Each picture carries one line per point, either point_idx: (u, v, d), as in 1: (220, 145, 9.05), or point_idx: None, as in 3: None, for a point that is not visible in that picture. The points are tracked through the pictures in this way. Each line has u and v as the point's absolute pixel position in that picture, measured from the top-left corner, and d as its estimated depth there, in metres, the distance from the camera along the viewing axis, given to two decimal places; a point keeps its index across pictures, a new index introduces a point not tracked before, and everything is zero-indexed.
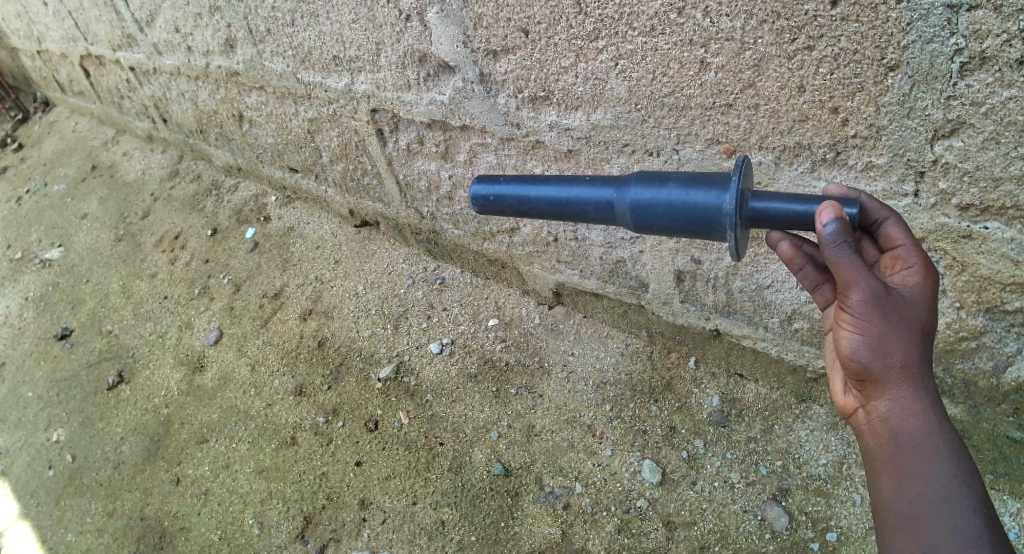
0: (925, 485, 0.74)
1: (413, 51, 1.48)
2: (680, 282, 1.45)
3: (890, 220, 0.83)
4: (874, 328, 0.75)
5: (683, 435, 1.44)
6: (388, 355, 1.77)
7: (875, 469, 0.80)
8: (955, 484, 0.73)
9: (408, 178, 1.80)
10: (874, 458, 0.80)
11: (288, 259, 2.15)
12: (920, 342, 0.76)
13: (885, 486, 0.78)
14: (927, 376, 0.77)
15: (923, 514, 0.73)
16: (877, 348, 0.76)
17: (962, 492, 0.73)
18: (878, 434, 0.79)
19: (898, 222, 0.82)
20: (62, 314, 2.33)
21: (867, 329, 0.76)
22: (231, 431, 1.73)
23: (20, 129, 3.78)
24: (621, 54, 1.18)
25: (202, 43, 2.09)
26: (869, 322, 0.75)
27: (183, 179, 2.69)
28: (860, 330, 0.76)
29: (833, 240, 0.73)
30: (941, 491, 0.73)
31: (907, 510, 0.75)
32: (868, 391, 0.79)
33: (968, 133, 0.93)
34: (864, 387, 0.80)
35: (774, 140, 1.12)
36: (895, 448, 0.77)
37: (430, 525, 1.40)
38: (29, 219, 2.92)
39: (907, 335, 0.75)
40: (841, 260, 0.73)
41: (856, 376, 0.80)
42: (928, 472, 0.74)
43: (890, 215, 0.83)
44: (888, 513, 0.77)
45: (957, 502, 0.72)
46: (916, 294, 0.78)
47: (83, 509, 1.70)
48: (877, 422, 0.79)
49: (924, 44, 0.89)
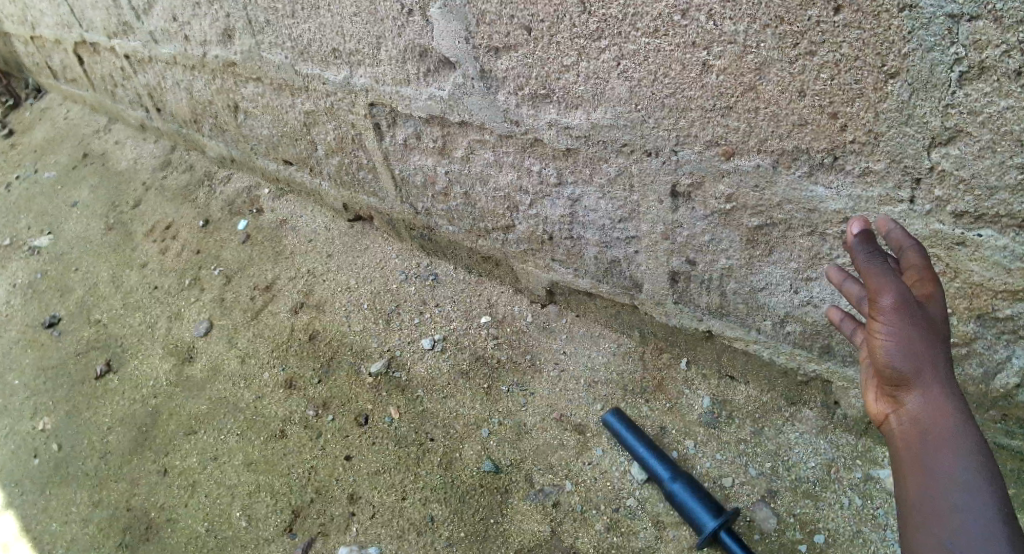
0: (947, 481, 0.73)
1: (413, 46, 1.48)
2: (674, 283, 1.46)
3: (911, 247, 0.85)
4: (903, 333, 0.79)
5: (673, 436, 1.44)
6: (379, 350, 1.76)
7: (901, 469, 0.79)
8: (977, 480, 0.72)
9: (404, 173, 1.79)
10: (901, 459, 0.79)
11: (280, 252, 2.14)
12: (946, 349, 0.80)
13: (909, 484, 0.77)
14: (953, 380, 0.79)
15: (942, 508, 0.72)
16: (907, 352, 0.79)
17: (984, 488, 0.71)
18: (905, 435, 0.79)
19: (917, 248, 0.85)
20: (51, 302, 2.31)
21: (897, 333, 0.80)
22: (220, 423, 1.72)
23: (11, 115, 3.75)
24: (623, 54, 1.18)
25: (199, 33, 2.08)
26: (899, 327, 0.80)
27: (176, 169, 2.66)
28: (890, 334, 0.80)
29: (864, 251, 0.82)
30: (962, 487, 0.72)
31: (928, 506, 0.74)
32: (898, 396, 0.81)
33: (965, 141, 0.94)
34: (894, 393, 0.82)
35: (773, 143, 1.13)
36: (921, 447, 0.77)
37: (419, 520, 1.40)
38: (19, 205, 2.89)
39: (934, 341, 0.79)
40: (871, 268, 0.81)
41: (886, 382, 0.82)
42: (951, 468, 0.74)
43: (914, 244, 0.86)
44: (910, 511, 0.76)
45: (979, 498, 0.71)
46: (941, 306, 0.82)
47: (68, 498, 1.68)
48: (905, 424, 0.80)
49: (924, 52, 0.90)
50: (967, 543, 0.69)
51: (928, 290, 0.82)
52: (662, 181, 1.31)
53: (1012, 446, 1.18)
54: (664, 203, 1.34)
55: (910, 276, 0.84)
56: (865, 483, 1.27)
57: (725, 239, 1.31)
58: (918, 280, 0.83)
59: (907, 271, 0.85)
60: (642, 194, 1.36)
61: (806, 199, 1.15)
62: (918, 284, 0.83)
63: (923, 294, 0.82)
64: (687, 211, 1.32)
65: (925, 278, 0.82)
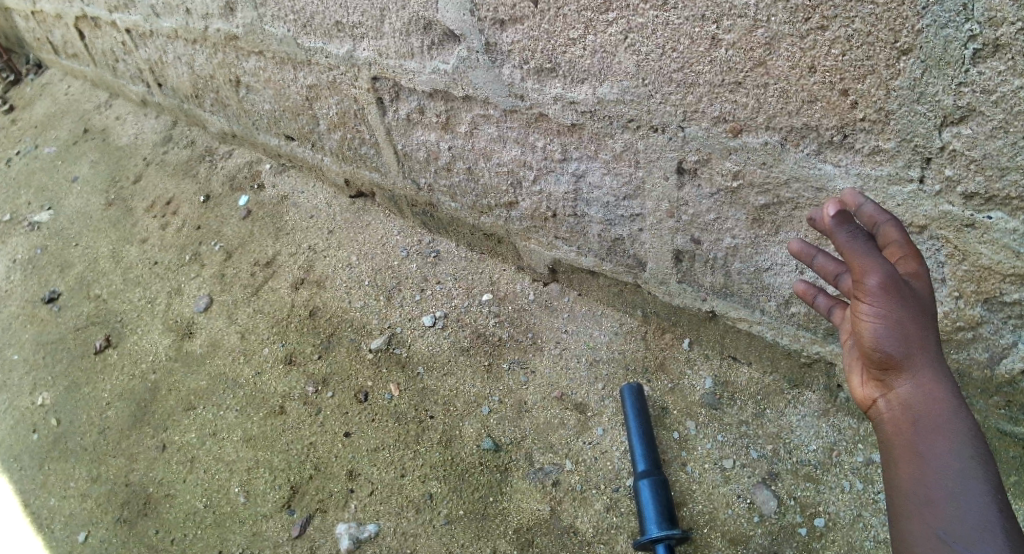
0: (942, 470, 0.73)
1: (417, 19, 1.46)
2: (678, 262, 1.45)
3: (888, 222, 0.83)
4: (892, 315, 0.77)
5: (674, 417, 1.44)
6: (380, 327, 1.75)
7: (892, 457, 0.78)
8: (972, 468, 0.72)
9: (406, 148, 1.77)
10: (892, 446, 0.79)
11: (281, 228, 2.12)
12: (934, 329, 0.79)
13: (903, 473, 0.76)
14: (942, 362, 0.78)
15: (937, 498, 0.72)
16: (897, 336, 0.77)
17: (979, 476, 0.71)
18: (897, 422, 0.78)
19: (894, 222, 0.83)
20: (50, 278, 2.30)
21: (885, 316, 0.77)
22: (219, 399, 1.71)
23: (11, 91, 3.71)
24: (631, 28, 1.16)
25: (201, 6, 2.05)
26: (887, 309, 0.77)
27: (177, 144, 2.64)
28: (878, 318, 0.78)
29: (845, 232, 0.81)
30: (957, 475, 0.72)
31: (922, 495, 0.73)
32: (887, 380, 0.80)
33: (977, 120, 0.92)
34: (882, 378, 0.80)
35: (781, 120, 1.11)
36: (914, 435, 0.76)
37: (417, 498, 1.39)
38: (19, 181, 2.87)
39: (923, 321, 0.78)
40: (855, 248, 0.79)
41: (875, 366, 0.80)
42: (946, 456, 0.73)
43: (889, 218, 0.84)
44: (904, 502, 0.75)
45: (974, 487, 0.71)
46: (926, 284, 0.81)
47: (67, 473, 1.68)
48: (897, 410, 0.79)
49: (938, 29, 0.88)
50: (964, 533, 0.68)
51: (913, 268, 0.81)
52: (668, 157, 1.29)
53: (1016, 432, 1.16)
54: (669, 180, 1.32)
55: (891, 252, 0.83)
56: (866, 467, 1.26)
57: (730, 218, 1.29)
58: (902, 258, 0.81)
59: (888, 248, 0.83)
60: (648, 171, 1.34)
61: (813, 177, 1.13)
62: (902, 261, 0.81)
63: (908, 272, 0.81)
64: (692, 189, 1.30)
65: (908, 255, 0.81)
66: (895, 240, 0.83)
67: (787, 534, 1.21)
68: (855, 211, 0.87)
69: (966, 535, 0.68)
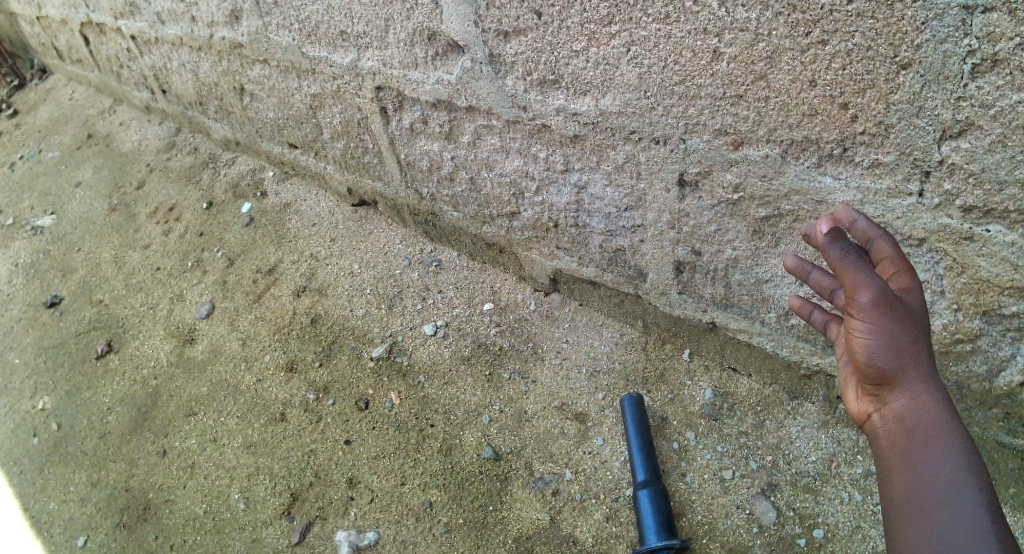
0: (934, 480, 0.74)
1: (421, 29, 1.48)
2: (679, 273, 1.46)
3: (881, 237, 0.85)
4: (884, 330, 0.78)
5: (674, 427, 1.44)
6: (381, 335, 1.76)
7: (887, 469, 0.79)
8: (964, 478, 0.72)
9: (409, 157, 1.78)
10: (886, 458, 0.79)
11: (283, 235, 2.13)
12: (927, 343, 0.80)
13: (897, 485, 0.77)
14: (935, 375, 0.79)
15: (930, 509, 0.73)
16: (890, 350, 0.78)
17: (972, 486, 0.72)
18: (892, 435, 0.79)
19: (887, 238, 0.84)
20: (52, 282, 2.30)
21: (878, 331, 0.78)
22: (220, 405, 1.71)
23: (15, 96, 3.72)
24: (633, 40, 1.17)
25: (207, 14, 2.07)
26: (880, 325, 0.78)
27: (180, 151, 2.66)
28: (871, 333, 0.79)
29: (837, 248, 0.82)
30: (949, 486, 0.72)
31: (914, 507, 0.74)
32: (881, 394, 0.80)
33: (975, 135, 0.93)
34: (877, 392, 0.81)
35: (782, 133, 1.12)
36: (907, 447, 0.77)
37: (417, 505, 1.39)
38: (22, 185, 2.88)
39: (915, 336, 0.79)
40: (847, 265, 0.80)
41: (869, 380, 0.81)
42: (938, 467, 0.74)
43: (882, 233, 0.85)
44: (899, 515, 0.76)
45: (965, 497, 0.71)
46: (919, 298, 0.82)
47: (66, 478, 1.68)
48: (891, 423, 0.79)
49: (937, 44, 0.89)
50: (955, 543, 0.69)
51: (905, 282, 0.82)
52: (669, 169, 1.30)
53: (1015, 444, 1.17)
54: (670, 192, 1.33)
55: (884, 267, 0.84)
56: (865, 479, 1.26)
57: (730, 229, 1.30)
58: (894, 273, 0.83)
59: (881, 264, 0.84)
60: (649, 182, 1.35)
61: (814, 190, 1.14)
62: (894, 276, 0.83)
63: (900, 287, 0.82)
64: (694, 201, 1.31)
65: (900, 269, 0.82)
66: (887, 256, 0.84)
67: (786, 545, 1.21)
68: (849, 227, 0.87)
69: (957, 545, 0.69)
